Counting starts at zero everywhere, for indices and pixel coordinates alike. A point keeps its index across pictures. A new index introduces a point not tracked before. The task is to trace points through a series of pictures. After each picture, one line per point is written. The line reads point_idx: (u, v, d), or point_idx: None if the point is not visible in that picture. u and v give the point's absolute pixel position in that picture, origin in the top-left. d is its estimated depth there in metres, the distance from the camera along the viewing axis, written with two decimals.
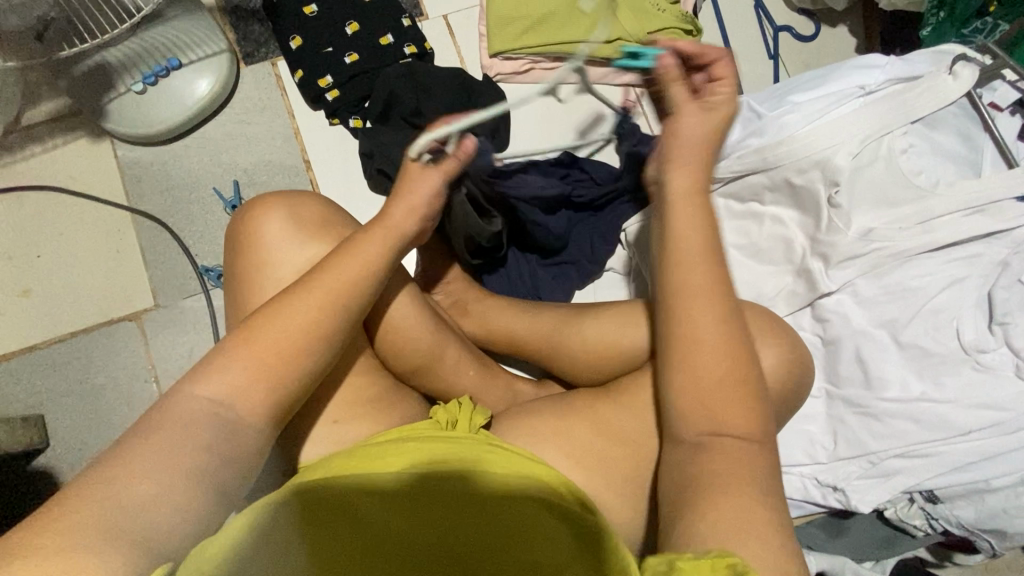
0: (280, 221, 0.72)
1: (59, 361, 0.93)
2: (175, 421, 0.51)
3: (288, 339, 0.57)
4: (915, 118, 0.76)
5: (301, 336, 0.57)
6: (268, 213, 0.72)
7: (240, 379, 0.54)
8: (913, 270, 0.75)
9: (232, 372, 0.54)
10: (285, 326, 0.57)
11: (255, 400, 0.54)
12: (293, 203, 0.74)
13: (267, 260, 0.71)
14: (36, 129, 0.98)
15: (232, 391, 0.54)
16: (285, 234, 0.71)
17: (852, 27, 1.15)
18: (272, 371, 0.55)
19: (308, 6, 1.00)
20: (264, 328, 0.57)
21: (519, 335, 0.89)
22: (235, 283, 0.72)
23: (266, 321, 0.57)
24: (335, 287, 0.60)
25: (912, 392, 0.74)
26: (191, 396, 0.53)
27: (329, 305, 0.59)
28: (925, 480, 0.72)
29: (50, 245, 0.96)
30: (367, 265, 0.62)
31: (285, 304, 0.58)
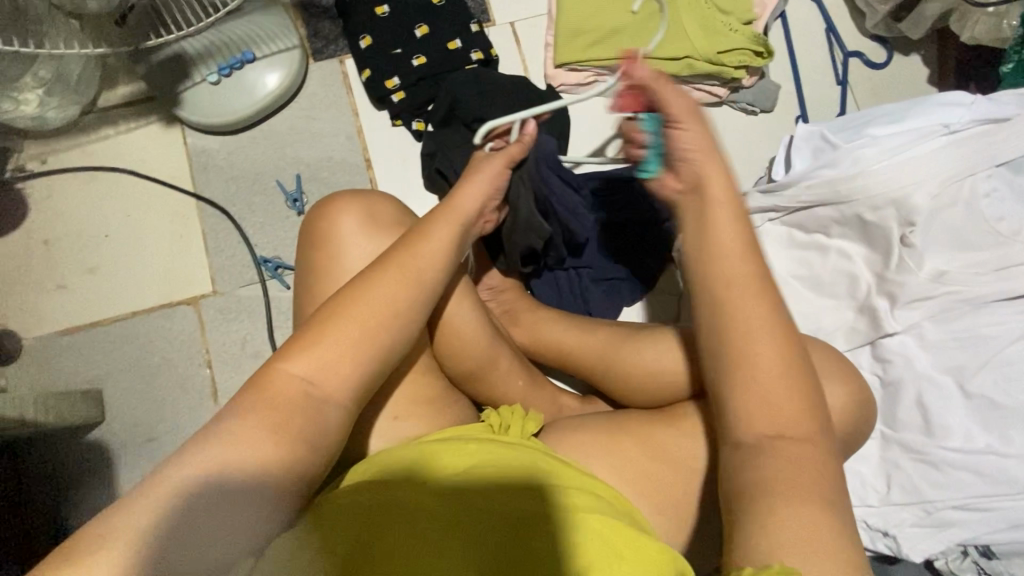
0: (355, 218, 0.73)
1: (119, 338, 0.96)
2: (269, 398, 0.52)
3: (372, 322, 0.57)
4: (1000, 161, 0.74)
5: (387, 322, 0.58)
6: (345, 210, 0.74)
7: (330, 358, 0.55)
8: (987, 318, 0.73)
9: (326, 350, 0.55)
10: (371, 311, 0.58)
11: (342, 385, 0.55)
12: (368, 200, 0.75)
13: (339, 257, 0.72)
14: (111, 111, 1.01)
15: (322, 370, 0.54)
16: (358, 230, 0.73)
17: (926, 57, 1.12)
18: (358, 355, 0.56)
19: (380, 7, 1.01)
20: (353, 310, 0.57)
21: (569, 349, 0.89)
22: (304, 279, 0.74)
23: (354, 305, 0.58)
24: (412, 271, 0.61)
25: (977, 443, 0.72)
26: (286, 373, 0.53)
27: (409, 293, 0.60)
28: (982, 535, 0.70)
29: (118, 225, 0.99)
30: (440, 248, 0.64)
31: (369, 287, 0.59)
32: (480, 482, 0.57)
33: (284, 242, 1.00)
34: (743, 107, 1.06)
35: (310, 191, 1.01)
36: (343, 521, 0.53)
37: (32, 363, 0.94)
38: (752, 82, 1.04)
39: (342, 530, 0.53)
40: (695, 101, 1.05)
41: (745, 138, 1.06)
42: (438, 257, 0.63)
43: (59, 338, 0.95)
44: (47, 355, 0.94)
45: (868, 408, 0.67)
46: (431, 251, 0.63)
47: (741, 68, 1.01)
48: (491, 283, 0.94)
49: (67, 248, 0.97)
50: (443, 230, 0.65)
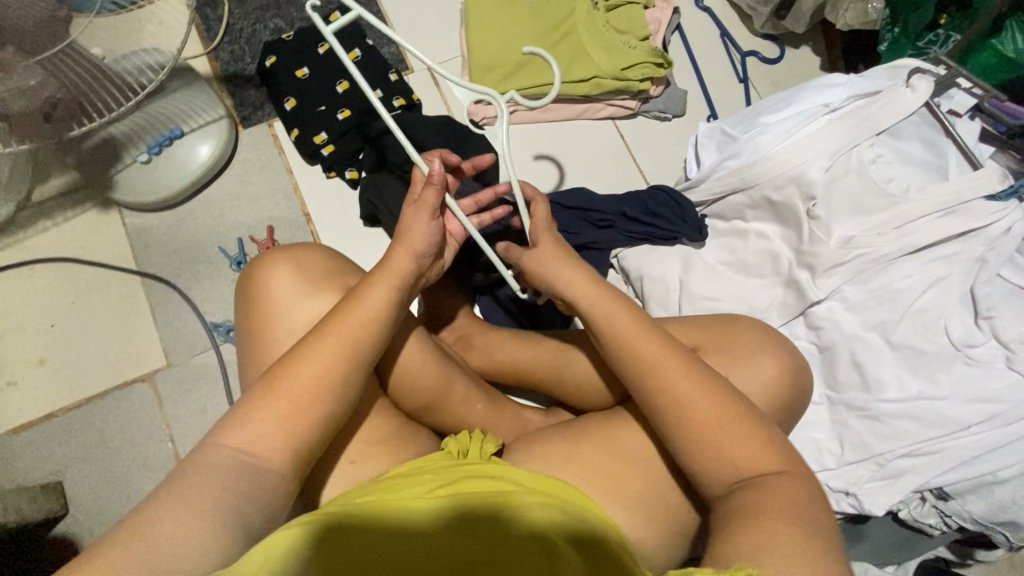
0: (285, 273, 0.76)
1: (76, 427, 0.95)
2: (206, 467, 0.56)
3: (301, 388, 0.61)
4: (880, 130, 0.80)
5: (322, 380, 0.62)
6: (276, 266, 0.76)
7: (267, 430, 0.59)
8: (896, 273, 0.78)
9: (259, 416, 0.59)
10: (306, 374, 0.61)
11: (275, 443, 0.59)
12: (299, 257, 0.78)
13: (279, 313, 0.75)
14: (46, 204, 1.02)
15: (258, 439, 0.58)
16: (290, 284, 0.76)
17: (815, 47, 1.21)
18: (302, 419, 0.60)
19: (300, 69, 1.06)
20: (289, 378, 0.61)
21: (521, 365, 0.92)
22: (252, 337, 0.76)
23: (288, 370, 0.61)
24: (341, 337, 0.64)
25: (910, 391, 0.75)
26: (222, 444, 0.58)
27: (344, 360, 0.63)
28: (934, 477, 0.73)
29: (63, 314, 0.99)
30: (369, 308, 0.66)
31: (305, 355, 0.62)
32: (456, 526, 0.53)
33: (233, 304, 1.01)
34: (656, 114, 1.13)
35: (254, 252, 1.03)
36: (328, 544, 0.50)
37: None
38: (659, 90, 1.12)
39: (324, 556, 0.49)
40: (610, 115, 1.12)
41: (663, 143, 1.13)
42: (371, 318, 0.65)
43: (14, 436, 0.94)
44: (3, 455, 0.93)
45: (801, 382, 0.69)
46: (363, 314, 0.66)
47: (646, 80, 1.08)
48: (441, 314, 0.97)
49: (14, 344, 0.97)
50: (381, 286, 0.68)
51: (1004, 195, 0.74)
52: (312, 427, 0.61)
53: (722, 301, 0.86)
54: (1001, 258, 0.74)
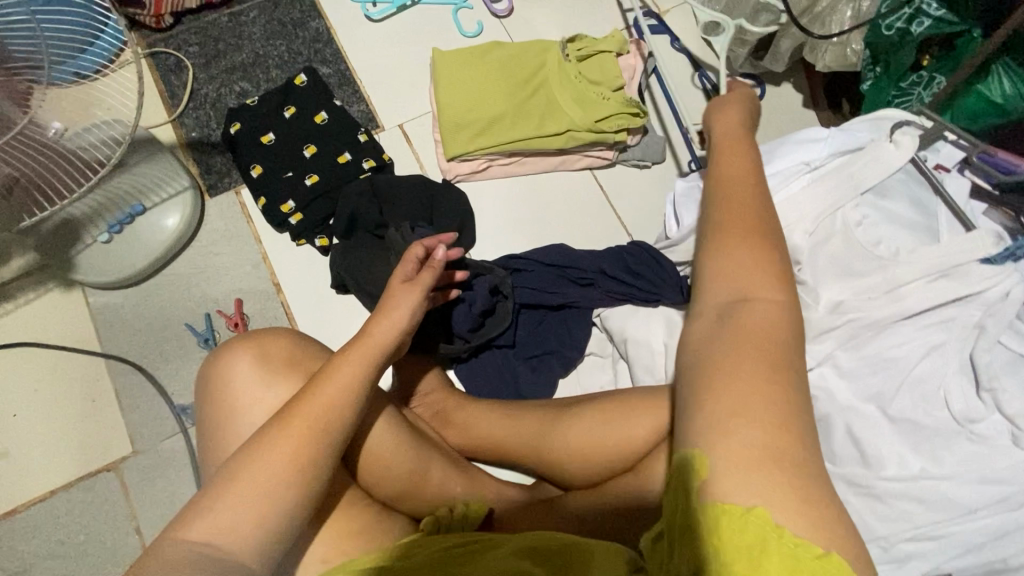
0: (246, 362, 0.72)
1: (39, 523, 0.90)
2: (167, 563, 0.55)
3: (264, 488, 0.59)
4: (865, 189, 0.75)
5: (287, 472, 0.60)
6: (236, 356, 0.72)
7: (228, 522, 0.58)
8: (891, 339, 0.74)
9: (223, 508, 0.58)
10: (268, 463, 0.60)
11: (236, 540, 0.58)
12: (260, 343, 0.74)
13: (239, 410, 0.71)
14: (7, 287, 0.99)
15: (222, 532, 0.57)
16: (250, 374, 0.72)
17: (796, 84, 1.18)
18: (265, 512, 0.59)
19: (266, 135, 1.04)
20: (251, 468, 0.59)
21: (503, 440, 0.87)
22: (212, 434, 0.72)
23: (248, 461, 0.60)
24: (309, 421, 0.62)
25: (912, 469, 0.70)
26: (183, 539, 0.57)
27: (309, 445, 0.61)
28: (942, 563, 0.68)
29: (26, 403, 0.95)
30: (339, 389, 0.65)
31: (267, 444, 0.61)
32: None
33: None
34: (635, 163, 1.10)
35: (223, 327, 1.00)
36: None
37: None
38: (636, 139, 1.08)
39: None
40: (588, 166, 1.09)
41: (644, 191, 1.10)
42: (339, 398, 0.64)
43: None
44: None
45: None
46: (330, 394, 0.64)
47: (623, 130, 1.05)
48: (417, 387, 0.92)
49: None
50: (354, 360, 0.67)
51: (1000, 257, 0.69)
52: (274, 529, 0.59)
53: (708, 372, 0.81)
54: (1000, 324, 0.69)
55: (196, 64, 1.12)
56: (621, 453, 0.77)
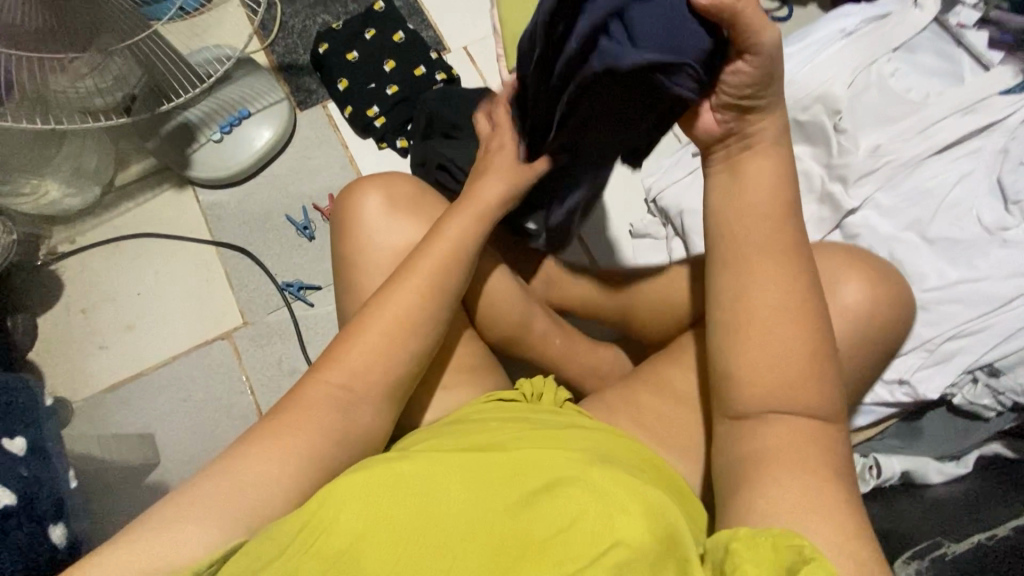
0: (378, 197, 0.82)
1: (163, 384, 1.02)
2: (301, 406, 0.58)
3: (394, 332, 0.63)
4: (895, 46, 0.86)
5: (411, 316, 0.63)
6: (370, 191, 0.83)
7: (366, 359, 0.61)
8: (926, 173, 0.83)
9: (356, 353, 0.61)
10: (398, 304, 0.63)
11: (369, 376, 0.61)
12: (390, 184, 0.84)
13: (368, 237, 0.82)
14: (128, 187, 1.12)
15: (356, 372, 0.61)
16: (381, 209, 0.82)
17: (821, 5, 1.29)
18: (395, 353, 0.62)
19: (350, 53, 1.17)
20: (379, 313, 0.63)
21: (588, 305, 0.96)
22: (340, 262, 0.84)
23: (381, 303, 0.64)
24: (433, 270, 0.66)
25: (951, 278, 0.79)
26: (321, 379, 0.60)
27: (434, 289, 0.65)
28: (983, 354, 0.77)
29: (148, 283, 1.07)
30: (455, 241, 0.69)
31: (396, 287, 0.65)
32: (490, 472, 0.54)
33: (301, 266, 1.08)
34: None
35: (318, 218, 1.12)
36: (354, 489, 0.50)
37: (83, 423, 0.99)
38: None
39: (346, 506, 0.49)
40: None
41: None
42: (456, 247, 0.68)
43: (108, 394, 1.01)
44: (96, 412, 0.99)
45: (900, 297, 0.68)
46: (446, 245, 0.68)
47: None
48: None
49: (104, 313, 1.05)
50: (463, 221, 0.70)
51: (1018, 87, 0.80)
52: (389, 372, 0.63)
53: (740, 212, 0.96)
54: (1022, 146, 0.79)
55: (282, 0, 1.26)
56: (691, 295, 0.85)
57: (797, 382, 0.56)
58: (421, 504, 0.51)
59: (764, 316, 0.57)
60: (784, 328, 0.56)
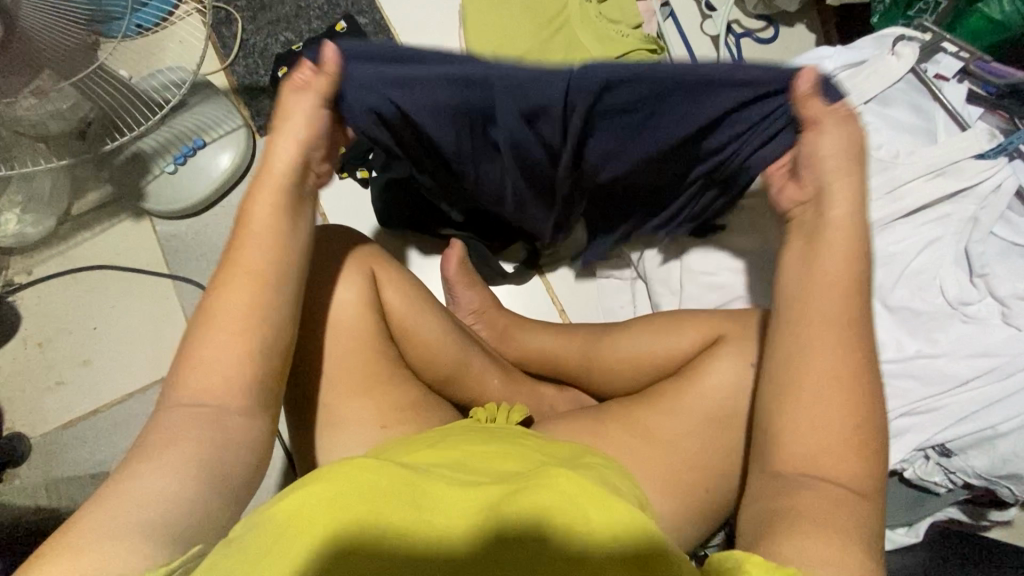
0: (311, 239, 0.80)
1: (120, 420, 1.02)
2: (171, 429, 0.54)
3: (234, 327, 0.57)
4: (867, 98, 0.82)
5: (245, 316, 0.58)
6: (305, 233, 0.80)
7: (211, 378, 0.56)
8: (892, 236, 0.78)
9: (200, 360, 0.57)
10: (227, 307, 0.58)
11: (231, 377, 0.57)
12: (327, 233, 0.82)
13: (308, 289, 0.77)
14: (85, 217, 1.10)
15: (200, 386, 0.56)
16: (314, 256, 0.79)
17: (809, 25, 1.22)
18: (228, 348, 0.57)
19: (310, 78, 1.12)
20: (208, 320, 0.58)
21: (556, 354, 0.94)
22: None
23: (210, 312, 0.58)
24: (247, 267, 0.59)
25: (908, 351, 0.76)
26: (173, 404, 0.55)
27: (267, 273, 0.59)
28: (934, 435, 0.74)
29: (105, 317, 1.07)
30: (275, 209, 0.61)
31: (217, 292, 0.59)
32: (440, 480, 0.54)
33: None
34: None
35: None
36: (313, 500, 0.50)
37: (41, 459, 1.00)
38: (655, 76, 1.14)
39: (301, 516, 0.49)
40: None
41: None
42: (273, 214, 0.61)
43: (64, 431, 1.01)
44: (53, 449, 1.00)
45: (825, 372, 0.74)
46: (265, 210, 0.61)
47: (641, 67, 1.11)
48: (472, 307, 0.99)
49: (61, 347, 1.05)
50: (270, 196, 0.62)
51: (993, 152, 0.76)
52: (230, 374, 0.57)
53: (723, 275, 0.94)
54: (992, 216, 0.76)
55: (243, 16, 1.20)
56: (667, 359, 0.83)
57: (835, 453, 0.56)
58: (380, 511, 0.50)
59: (815, 395, 0.57)
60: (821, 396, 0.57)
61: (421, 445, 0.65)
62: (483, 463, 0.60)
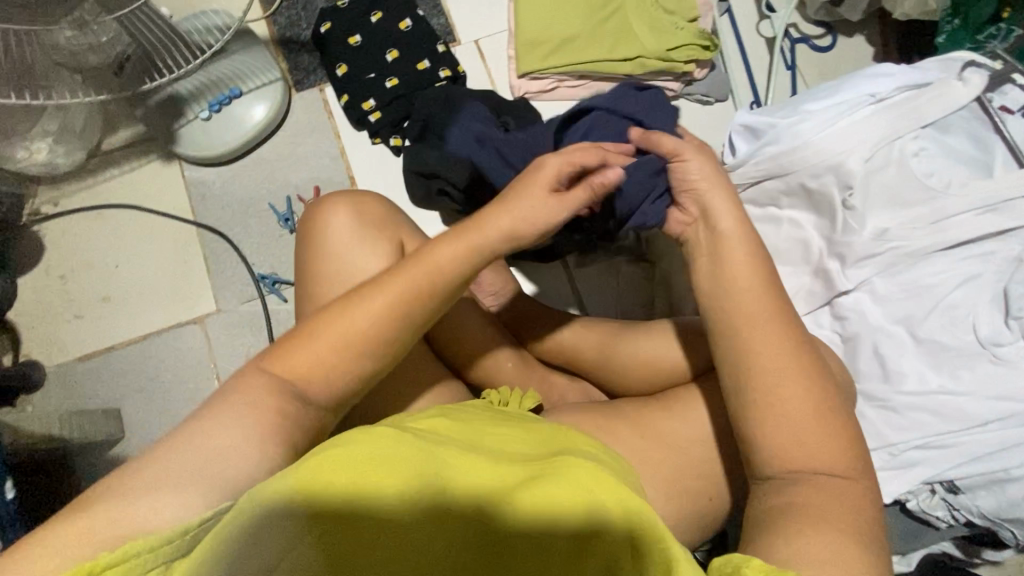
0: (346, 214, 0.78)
1: (135, 360, 1.03)
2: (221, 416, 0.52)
3: (345, 345, 0.58)
4: (926, 122, 0.80)
5: (368, 339, 0.59)
6: (338, 208, 0.78)
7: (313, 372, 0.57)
8: (927, 269, 0.79)
9: (306, 362, 0.57)
10: (346, 326, 0.58)
11: (324, 387, 0.57)
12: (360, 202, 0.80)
13: (337, 256, 0.76)
14: (114, 153, 1.10)
15: (300, 377, 0.56)
16: (346, 227, 0.77)
17: (869, 37, 1.18)
18: (340, 364, 0.58)
19: (352, 37, 1.10)
20: (326, 328, 0.58)
21: (569, 345, 0.93)
22: (304, 277, 0.78)
23: (333, 321, 0.59)
24: (394, 296, 0.60)
25: (930, 385, 0.77)
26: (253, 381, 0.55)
27: (407, 305, 0.60)
28: (945, 471, 0.75)
29: (127, 257, 1.07)
30: (451, 257, 0.62)
31: (346, 308, 0.59)
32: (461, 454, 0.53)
33: (278, 258, 1.07)
34: (698, 98, 1.13)
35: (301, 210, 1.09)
36: (341, 459, 0.47)
37: (55, 389, 1.01)
38: (703, 74, 1.12)
39: (324, 477, 0.46)
40: None
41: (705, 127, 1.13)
42: (453, 262, 0.62)
43: (80, 364, 1.03)
44: (67, 381, 1.02)
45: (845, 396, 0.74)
46: (445, 255, 0.63)
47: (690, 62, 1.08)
48: (493, 289, 0.99)
49: (82, 282, 1.06)
50: (451, 247, 0.63)
51: None
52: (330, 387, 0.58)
53: None
54: None
55: None
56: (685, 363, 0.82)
57: (816, 443, 0.57)
58: (396, 476, 0.48)
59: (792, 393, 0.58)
60: (797, 390, 0.58)
61: (431, 418, 0.63)
62: (491, 447, 0.59)
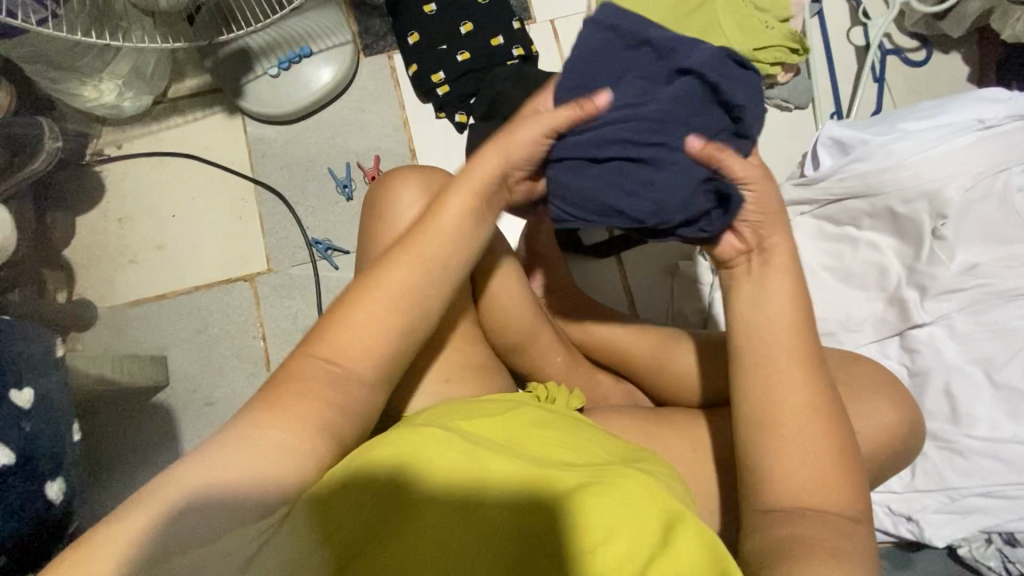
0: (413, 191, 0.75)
1: (184, 310, 1.04)
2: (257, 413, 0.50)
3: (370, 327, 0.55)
4: None
5: (399, 307, 0.55)
6: (405, 184, 0.76)
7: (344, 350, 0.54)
8: (1014, 310, 0.78)
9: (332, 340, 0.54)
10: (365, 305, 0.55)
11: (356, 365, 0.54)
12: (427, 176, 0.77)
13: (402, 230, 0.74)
14: (179, 102, 1.10)
15: (342, 346, 0.53)
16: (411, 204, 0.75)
17: (967, 55, 1.11)
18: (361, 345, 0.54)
19: (427, 5, 1.07)
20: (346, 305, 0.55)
21: (620, 346, 0.90)
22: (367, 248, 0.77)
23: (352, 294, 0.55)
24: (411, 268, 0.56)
25: (1002, 432, 0.76)
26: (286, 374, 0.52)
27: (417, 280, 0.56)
28: (1006, 522, 0.74)
29: (184, 207, 1.07)
30: (453, 225, 0.57)
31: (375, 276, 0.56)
32: (503, 458, 0.53)
33: (332, 224, 1.07)
34: (777, 103, 1.08)
35: (359, 178, 1.08)
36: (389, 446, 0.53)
37: (105, 330, 1.03)
38: (787, 78, 1.06)
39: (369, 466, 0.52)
40: None
41: (781, 134, 1.09)
42: (452, 233, 0.57)
43: (131, 309, 1.04)
44: (118, 324, 1.03)
45: (912, 434, 0.71)
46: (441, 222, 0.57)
47: (776, 65, 1.03)
48: (546, 280, 0.97)
49: (138, 227, 1.06)
50: (459, 199, 0.57)
51: None
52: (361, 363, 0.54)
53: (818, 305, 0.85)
54: None
55: None
56: None
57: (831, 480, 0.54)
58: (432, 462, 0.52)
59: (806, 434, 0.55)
60: (818, 427, 0.54)
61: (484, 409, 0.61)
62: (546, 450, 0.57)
